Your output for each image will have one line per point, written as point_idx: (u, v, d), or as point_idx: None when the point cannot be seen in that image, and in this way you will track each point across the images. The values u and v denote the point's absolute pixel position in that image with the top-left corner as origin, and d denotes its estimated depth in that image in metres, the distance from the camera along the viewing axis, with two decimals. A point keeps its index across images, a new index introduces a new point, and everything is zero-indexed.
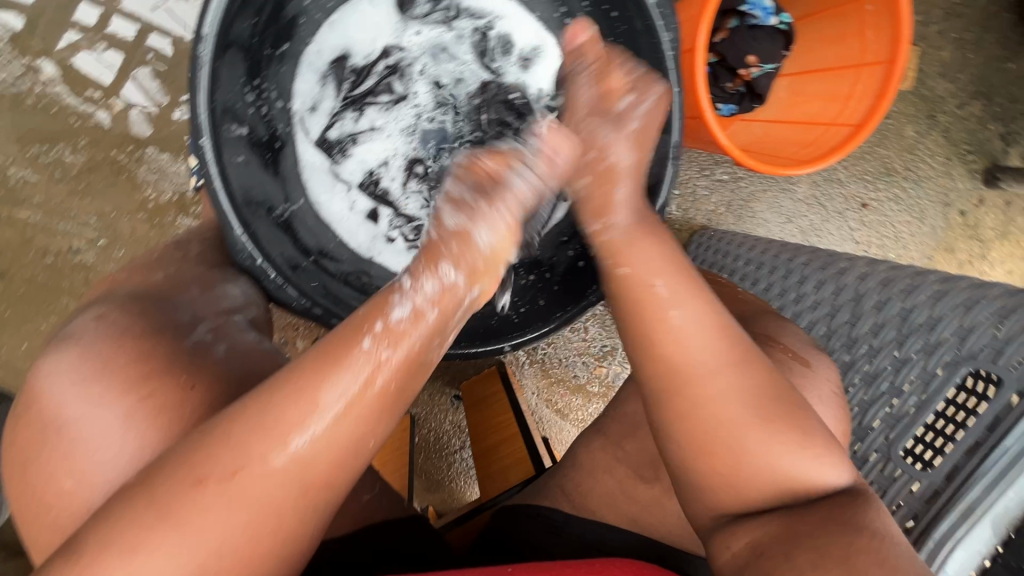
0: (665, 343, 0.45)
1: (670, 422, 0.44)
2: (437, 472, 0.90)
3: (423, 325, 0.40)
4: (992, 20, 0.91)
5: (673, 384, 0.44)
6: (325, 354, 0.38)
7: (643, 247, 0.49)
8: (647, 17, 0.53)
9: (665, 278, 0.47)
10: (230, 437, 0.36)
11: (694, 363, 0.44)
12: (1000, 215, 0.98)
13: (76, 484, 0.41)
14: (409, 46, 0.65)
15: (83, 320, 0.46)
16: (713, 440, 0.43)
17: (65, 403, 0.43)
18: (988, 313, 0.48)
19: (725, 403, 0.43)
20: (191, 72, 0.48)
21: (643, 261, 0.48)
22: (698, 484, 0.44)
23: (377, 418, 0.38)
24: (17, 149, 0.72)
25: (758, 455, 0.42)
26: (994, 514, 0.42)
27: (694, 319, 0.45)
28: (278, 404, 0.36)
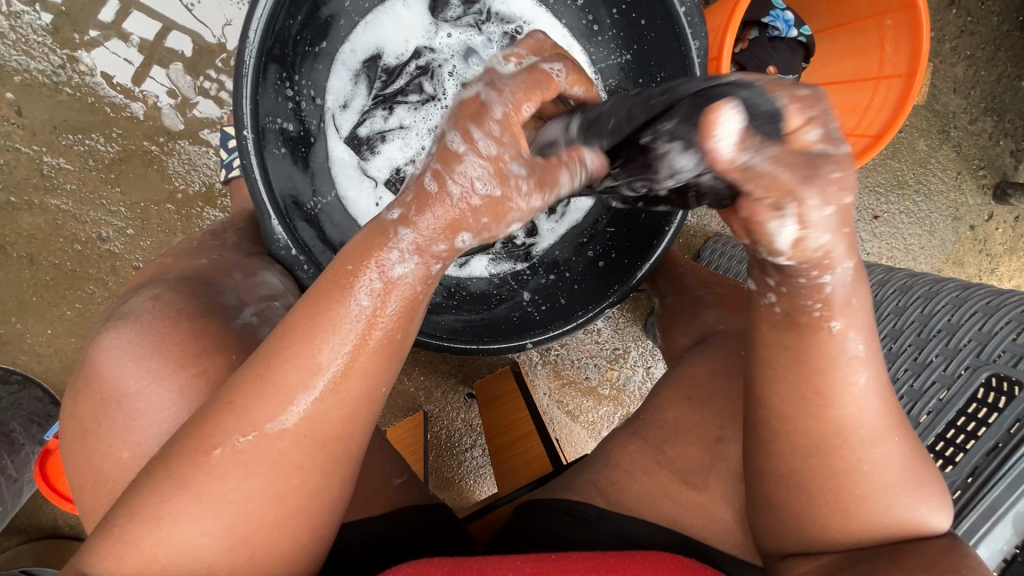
0: (842, 406, 0.38)
1: (807, 479, 0.40)
2: (447, 470, 0.91)
3: (425, 281, 0.36)
4: (1005, 39, 0.93)
5: (828, 449, 0.39)
6: (311, 318, 0.35)
7: (862, 300, 0.36)
8: (675, 23, 0.56)
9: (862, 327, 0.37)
10: (233, 411, 0.35)
11: (861, 427, 0.38)
12: (1009, 230, 0.99)
13: (134, 453, 0.42)
14: (440, 48, 0.67)
15: (139, 300, 0.49)
16: (848, 498, 0.39)
17: (124, 376, 0.45)
18: (1009, 319, 0.49)
19: (880, 470, 0.39)
20: (238, 67, 0.50)
21: (861, 320, 0.37)
22: (809, 530, 0.41)
23: (384, 365, 0.37)
24: (51, 138, 0.73)
25: (879, 509, 0.40)
26: (1014, 512, 0.43)
27: (874, 383, 0.38)
28: (272, 373, 0.35)
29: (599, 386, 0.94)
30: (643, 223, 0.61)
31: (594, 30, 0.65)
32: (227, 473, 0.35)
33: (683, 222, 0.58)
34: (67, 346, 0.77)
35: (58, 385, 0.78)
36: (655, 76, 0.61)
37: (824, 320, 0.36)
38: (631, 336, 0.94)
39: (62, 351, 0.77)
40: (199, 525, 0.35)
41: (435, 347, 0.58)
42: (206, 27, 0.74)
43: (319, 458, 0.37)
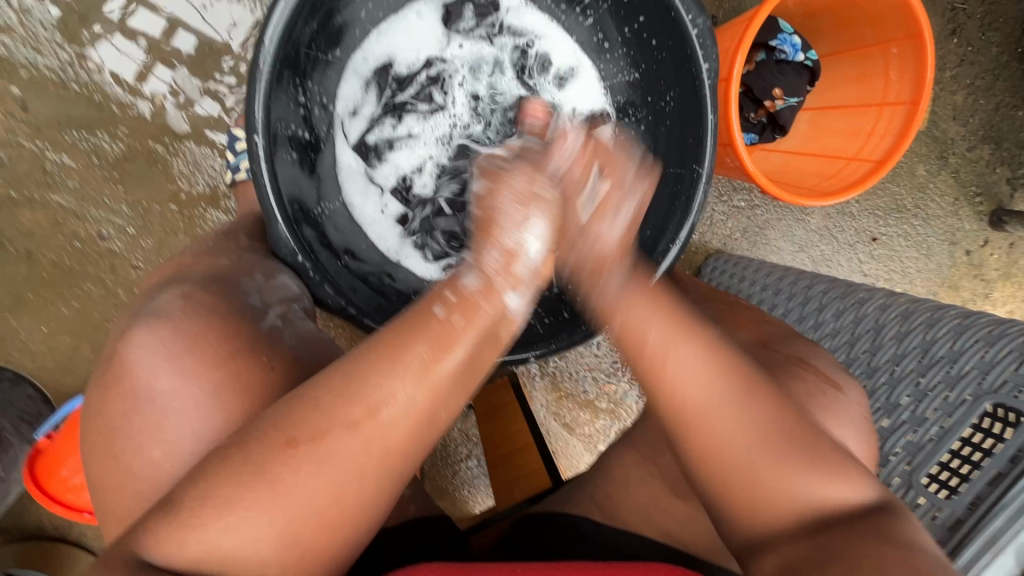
0: (670, 387, 0.44)
1: (694, 459, 0.44)
2: (442, 481, 0.90)
3: (490, 301, 0.41)
4: (1005, 69, 0.94)
5: (688, 424, 0.43)
6: (402, 331, 0.39)
7: (643, 306, 0.46)
8: (687, 45, 0.55)
9: (656, 319, 0.45)
10: (320, 406, 0.37)
11: (694, 400, 0.43)
12: (1004, 257, 1.00)
13: (168, 451, 0.44)
14: (451, 58, 0.67)
15: (169, 298, 0.50)
16: (729, 476, 0.43)
17: (158, 373, 0.46)
18: (1011, 348, 0.50)
19: (735, 434, 0.42)
20: (252, 74, 0.50)
21: (638, 307, 0.46)
22: (727, 516, 0.44)
23: (451, 389, 0.39)
24: (55, 134, 0.73)
25: (780, 487, 0.42)
26: (1017, 543, 0.44)
27: (691, 358, 0.43)
28: (362, 373, 0.38)
29: (597, 400, 0.94)
30: None
31: (604, 47, 0.66)
32: (305, 467, 0.36)
33: (689, 240, 0.57)
34: (61, 344, 0.76)
35: (48, 384, 0.77)
36: (663, 95, 0.62)
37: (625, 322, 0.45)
38: None
39: (56, 350, 0.76)
40: (206, 521, 0.36)
41: None
42: (215, 29, 0.74)
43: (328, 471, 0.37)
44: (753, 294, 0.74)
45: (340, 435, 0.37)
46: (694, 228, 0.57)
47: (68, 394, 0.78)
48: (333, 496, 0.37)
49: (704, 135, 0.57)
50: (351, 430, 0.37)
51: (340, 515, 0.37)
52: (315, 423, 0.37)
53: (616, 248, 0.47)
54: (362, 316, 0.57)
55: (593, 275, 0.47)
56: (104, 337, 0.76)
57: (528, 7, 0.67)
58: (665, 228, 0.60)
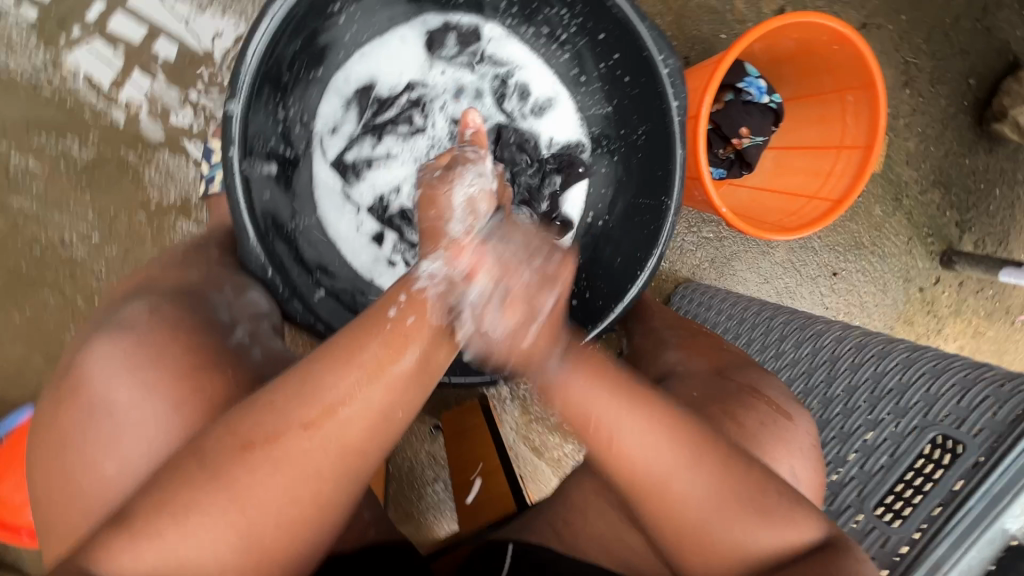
0: (621, 461, 0.43)
1: (652, 516, 0.44)
2: (406, 505, 0.88)
3: (442, 305, 0.40)
4: (954, 119, 1.00)
5: (648, 492, 0.43)
6: (352, 333, 0.38)
7: (581, 384, 0.42)
8: (658, 83, 0.58)
9: (598, 393, 0.42)
10: (275, 410, 0.36)
11: (651, 473, 0.42)
12: (954, 294, 1.05)
13: (119, 467, 0.43)
14: (433, 83, 0.69)
15: (134, 311, 0.49)
16: (690, 535, 0.43)
17: (114, 386, 0.45)
18: (952, 382, 0.52)
19: (692, 502, 0.42)
20: (231, 90, 0.50)
21: (581, 386, 0.43)
22: (689, 562, 0.44)
23: (409, 387, 0.38)
24: (22, 137, 0.71)
25: (739, 537, 0.42)
26: (961, 571, 0.44)
27: (636, 428, 0.42)
28: (315, 375, 0.37)
29: (567, 424, 0.94)
30: (618, 269, 0.64)
31: (581, 80, 0.69)
32: (259, 471, 0.35)
33: (656, 270, 0.60)
34: (11, 353, 0.73)
35: None
36: (635, 128, 0.64)
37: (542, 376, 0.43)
38: None
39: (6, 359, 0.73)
40: (159, 543, 0.35)
41: None
42: (194, 41, 0.74)
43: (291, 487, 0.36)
44: (719, 323, 0.76)
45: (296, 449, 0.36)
46: (661, 259, 0.60)
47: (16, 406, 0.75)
48: (286, 521, 0.36)
49: (673, 168, 0.59)
50: (316, 450, 0.36)
51: (289, 540, 0.37)
52: (271, 437, 0.36)
53: (542, 337, 0.41)
54: (329, 331, 0.58)
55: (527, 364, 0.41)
56: (61, 348, 0.74)
57: (510, 38, 0.69)
58: (635, 256, 0.62)
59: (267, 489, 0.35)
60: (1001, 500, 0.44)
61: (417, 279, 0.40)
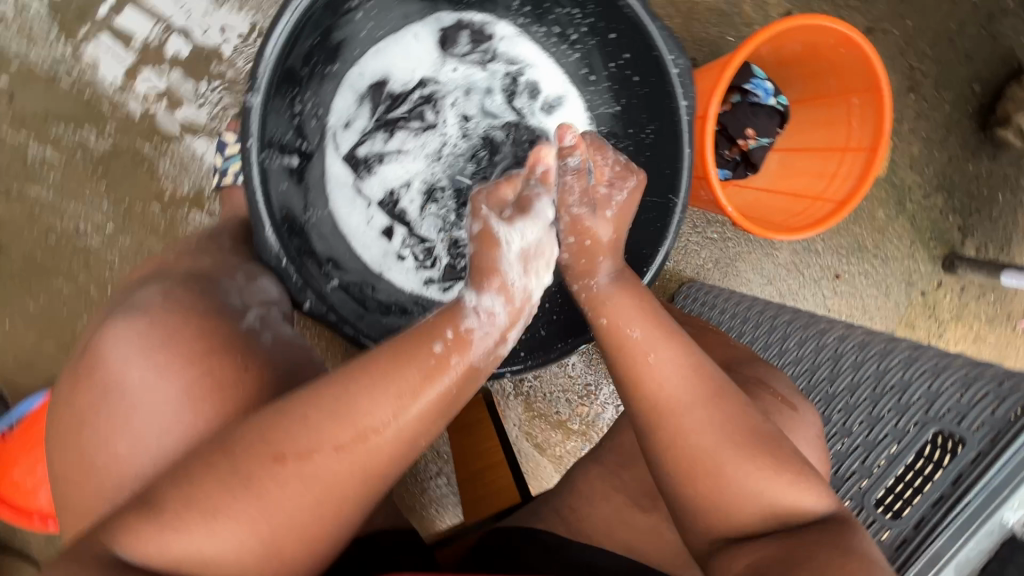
0: (648, 384, 0.47)
1: (663, 451, 0.46)
2: (409, 498, 0.89)
3: (474, 346, 0.42)
4: (957, 124, 1.01)
5: (666, 417, 0.46)
6: (396, 352, 0.41)
7: (622, 296, 0.52)
8: (667, 83, 0.59)
9: (640, 319, 0.49)
10: (310, 423, 0.38)
11: (672, 398, 0.46)
12: (956, 299, 1.06)
13: (134, 448, 0.44)
14: (445, 80, 0.70)
15: (149, 293, 0.51)
16: (696, 468, 0.45)
17: (131, 368, 0.46)
18: (954, 380, 0.53)
19: (703, 435, 0.45)
20: (251, 82, 0.51)
21: (626, 315, 0.50)
22: (687, 506, 0.46)
23: (436, 419, 0.41)
24: (40, 127, 0.73)
25: (749, 484, 0.44)
26: (957, 562, 0.46)
27: (667, 359, 0.47)
28: (354, 395, 0.38)
29: (570, 422, 0.95)
30: (624, 265, 0.64)
31: (590, 79, 0.70)
32: (291, 483, 0.37)
33: (662, 269, 0.60)
34: (24, 340, 0.75)
35: (5, 381, 0.75)
36: (643, 127, 0.65)
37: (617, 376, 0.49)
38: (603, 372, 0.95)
39: (18, 345, 0.75)
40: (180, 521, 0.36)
41: None
42: (208, 35, 0.75)
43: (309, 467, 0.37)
44: (724, 322, 0.77)
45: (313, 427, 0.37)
46: (667, 256, 0.60)
47: (26, 393, 0.75)
48: (304, 502, 0.37)
49: (681, 166, 0.60)
50: (340, 430, 0.37)
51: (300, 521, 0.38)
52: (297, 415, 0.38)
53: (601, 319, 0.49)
54: (341, 321, 0.58)
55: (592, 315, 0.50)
56: (72, 336, 0.75)
57: (522, 37, 0.70)
58: (642, 253, 0.63)
59: (288, 467, 0.37)
60: (998, 495, 0.46)
61: (463, 306, 0.44)
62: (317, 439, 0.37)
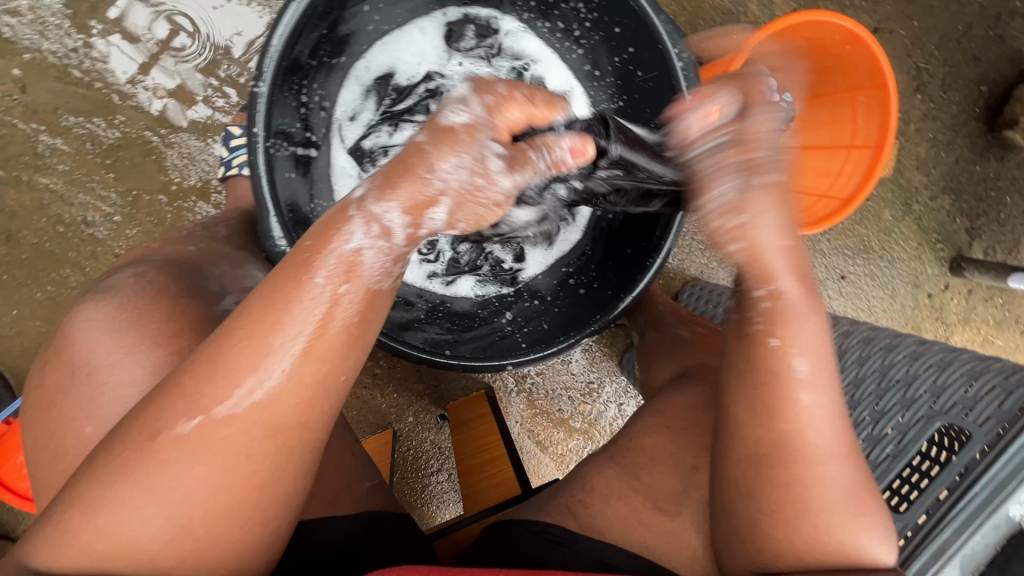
0: (796, 424, 0.42)
1: (759, 487, 0.43)
2: (410, 492, 0.89)
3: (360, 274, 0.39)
4: (964, 125, 1.01)
5: (784, 456, 0.42)
6: (267, 298, 0.38)
7: (808, 328, 0.43)
8: (672, 77, 0.59)
9: (814, 339, 0.43)
10: (186, 393, 0.37)
11: (811, 443, 0.42)
12: (963, 301, 1.05)
13: (96, 428, 0.45)
14: (450, 74, 0.70)
15: (122, 277, 0.51)
16: (804, 516, 0.42)
17: (95, 350, 0.46)
18: (959, 373, 0.53)
19: (828, 490, 0.42)
20: (257, 70, 0.52)
21: (805, 330, 0.43)
22: (760, 538, 0.43)
23: (339, 354, 0.39)
24: (51, 117, 0.73)
25: (839, 534, 0.42)
26: (963, 556, 0.45)
27: (824, 405, 0.42)
28: (230, 355, 0.37)
29: (572, 420, 0.94)
30: (630, 259, 0.65)
31: (595, 75, 0.70)
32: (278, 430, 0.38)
33: (663, 265, 0.61)
34: (28, 329, 0.75)
35: (11, 368, 0.76)
36: (648, 122, 0.65)
37: (767, 336, 0.43)
38: (606, 370, 0.94)
39: (24, 334, 0.75)
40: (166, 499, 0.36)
41: (417, 360, 0.60)
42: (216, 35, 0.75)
43: (282, 441, 0.38)
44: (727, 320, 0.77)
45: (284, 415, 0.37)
46: (670, 251, 0.61)
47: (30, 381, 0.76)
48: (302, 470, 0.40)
49: None
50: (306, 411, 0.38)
51: None
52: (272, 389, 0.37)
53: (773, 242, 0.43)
54: None
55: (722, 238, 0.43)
56: None
57: (526, 33, 0.70)
58: (646, 246, 0.63)
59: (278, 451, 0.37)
60: (1006, 487, 0.45)
61: (350, 240, 0.38)
62: (305, 412, 0.39)
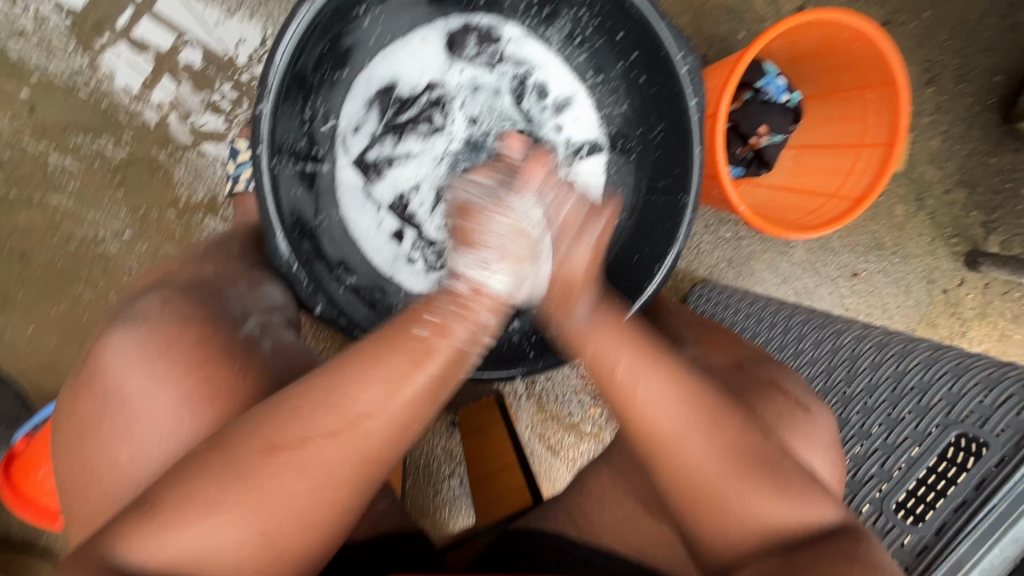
0: (639, 417, 0.45)
1: (663, 485, 0.45)
2: (423, 499, 0.90)
3: (450, 336, 0.40)
4: (979, 117, 0.98)
5: (654, 448, 0.44)
6: (376, 346, 0.40)
7: (604, 331, 0.47)
8: (675, 81, 0.58)
9: (622, 348, 0.46)
10: (301, 413, 0.38)
11: (665, 427, 0.44)
12: (979, 297, 1.03)
13: (132, 455, 0.45)
14: (452, 83, 0.70)
15: (146, 303, 0.51)
16: (706, 504, 0.44)
17: (128, 378, 0.47)
18: (976, 381, 0.52)
19: (704, 466, 0.43)
20: (260, 89, 0.52)
21: (607, 339, 0.46)
22: (697, 533, 0.45)
23: (426, 403, 0.40)
24: (60, 137, 0.74)
25: (751, 512, 0.43)
26: (980, 568, 0.46)
27: (656, 386, 0.44)
28: (337, 386, 0.38)
29: (582, 423, 0.94)
30: (636, 267, 0.63)
31: (600, 80, 0.69)
32: (274, 454, 0.37)
33: (674, 268, 0.60)
34: (45, 346, 0.77)
35: (30, 384, 0.77)
36: (653, 127, 0.64)
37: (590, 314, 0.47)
38: None
39: (41, 350, 0.77)
40: (172, 527, 0.36)
41: None
42: (217, 45, 0.75)
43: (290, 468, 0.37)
44: (737, 322, 0.76)
45: (306, 453, 0.37)
46: (679, 256, 0.60)
47: (48, 396, 0.78)
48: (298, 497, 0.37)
49: (691, 166, 0.59)
50: (330, 441, 0.38)
51: (302, 528, 0.38)
52: (297, 432, 0.37)
53: (584, 269, 0.47)
54: (351, 325, 0.59)
55: (564, 307, 0.47)
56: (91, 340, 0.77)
57: (529, 38, 0.70)
58: (653, 252, 0.62)
59: (278, 477, 0.37)
60: None
61: (440, 308, 0.41)
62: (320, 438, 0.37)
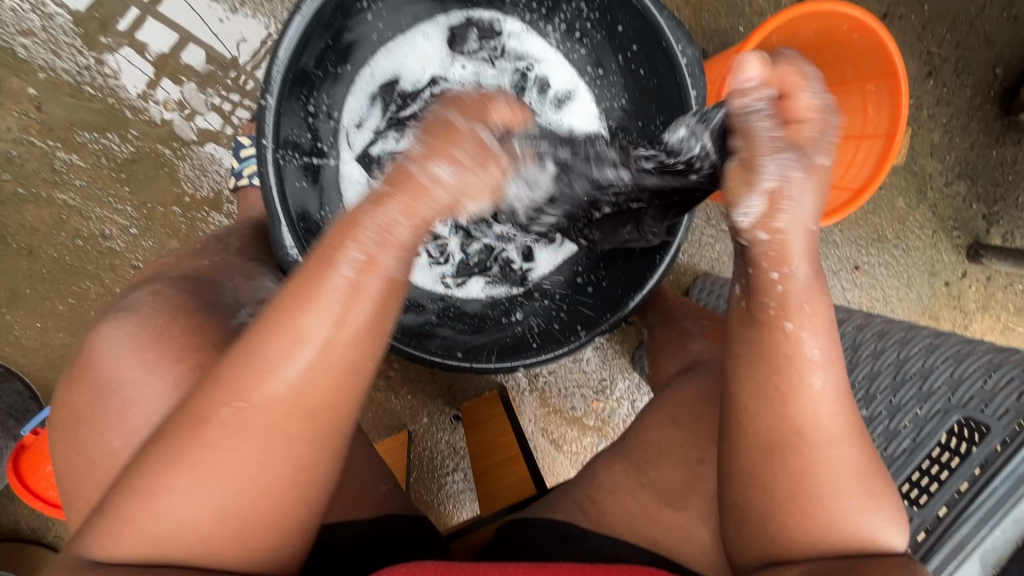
0: (799, 408, 0.42)
1: (769, 477, 0.43)
2: (427, 493, 0.90)
3: (376, 273, 0.37)
4: (980, 109, 0.99)
5: (791, 439, 0.42)
6: (298, 286, 0.37)
7: (813, 298, 0.41)
8: (677, 75, 0.59)
9: (823, 338, 0.42)
10: (231, 382, 0.37)
11: (822, 426, 0.42)
12: (981, 289, 1.03)
13: (125, 442, 0.46)
14: (453, 77, 0.70)
15: (139, 295, 0.52)
16: (810, 501, 0.42)
17: (121, 366, 0.48)
18: (977, 365, 0.53)
19: (835, 472, 0.42)
20: (265, 84, 0.53)
21: (816, 312, 0.41)
22: (760, 530, 0.43)
23: (367, 342, 0.38)
24: (67, 134, 0.75)
25: (841, 521, 0.42)
26: (982, 551, 0.45)
27: (832, 387, 0.42)
28: (259, 347, 0.37)
29: (585, 417, 0.94)
30: (637, 256, 0.64)
31: (602, 74, 0.69)
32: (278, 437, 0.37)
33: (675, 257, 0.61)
34: (52, 342, 0.78)
35: (38, 379, 0.78)
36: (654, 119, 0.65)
37: (780, 320, 0.41)
38: (618, 368, 0.94)
39: (48, 346, 0.78)
40: (173, 508, 0.37)
41: (430, 362, 0.62)
42: (220, 44, 0.76)
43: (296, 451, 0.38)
44: None
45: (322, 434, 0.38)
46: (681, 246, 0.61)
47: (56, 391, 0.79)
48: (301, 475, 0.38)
49: None
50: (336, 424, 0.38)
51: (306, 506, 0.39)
52: (235, 404, 0.37)
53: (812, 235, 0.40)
54: None
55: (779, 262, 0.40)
56: None
57: (530, 33, 0.70)
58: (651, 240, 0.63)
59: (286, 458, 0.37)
60: None
61: (363, 237, 0.37)
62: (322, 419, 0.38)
